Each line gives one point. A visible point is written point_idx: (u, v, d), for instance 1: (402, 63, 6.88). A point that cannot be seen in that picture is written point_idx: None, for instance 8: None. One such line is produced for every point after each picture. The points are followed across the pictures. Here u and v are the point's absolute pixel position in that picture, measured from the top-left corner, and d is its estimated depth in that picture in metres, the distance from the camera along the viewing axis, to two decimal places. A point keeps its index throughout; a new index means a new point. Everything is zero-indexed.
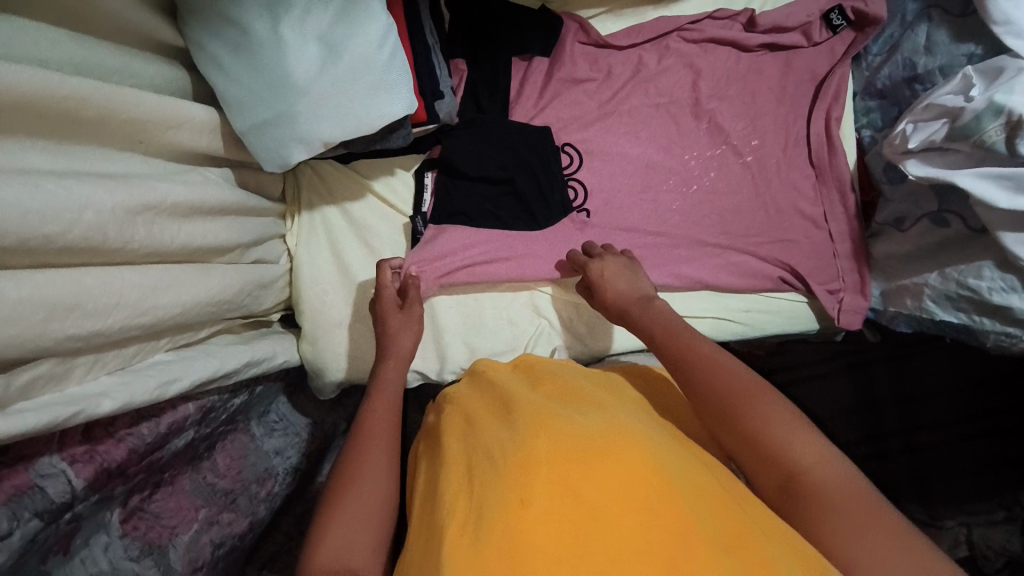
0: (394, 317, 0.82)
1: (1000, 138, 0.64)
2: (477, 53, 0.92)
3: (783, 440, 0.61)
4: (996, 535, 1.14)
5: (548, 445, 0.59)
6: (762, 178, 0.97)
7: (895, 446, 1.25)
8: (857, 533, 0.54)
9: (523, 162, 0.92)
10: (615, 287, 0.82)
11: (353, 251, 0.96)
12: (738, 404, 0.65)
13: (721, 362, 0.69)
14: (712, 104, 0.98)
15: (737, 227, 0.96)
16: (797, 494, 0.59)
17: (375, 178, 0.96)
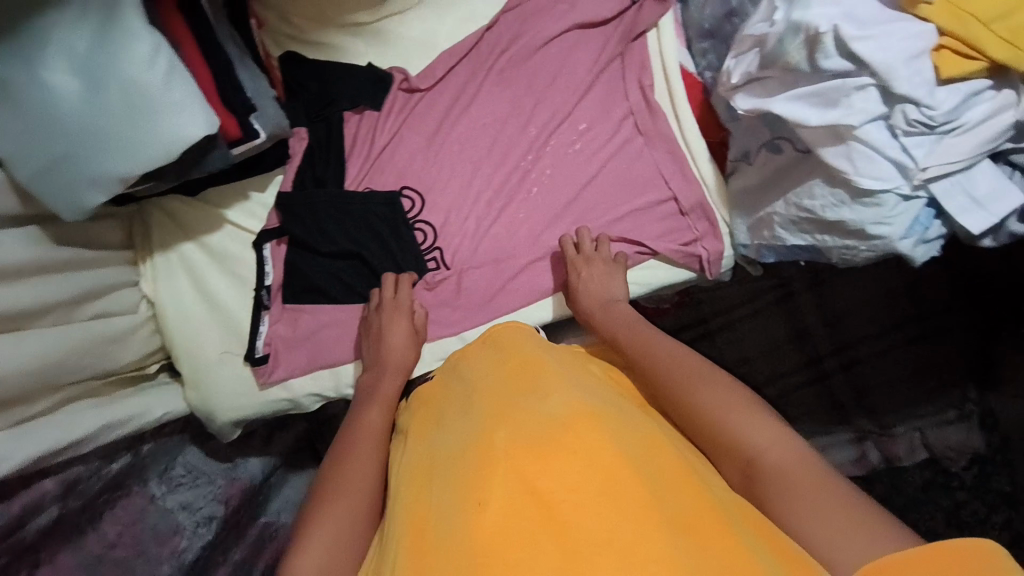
0: (403, 335, 0.88)
1: (801, 58, 0.63)
2: (309, 113, 0.92)
3: (742, 423, 0.64)
4: (952, 434, 1.15)
5: (510, 435, 0.58)
6: (599, 154, 0.96)
7: (832, 366, 1.21)
8: (818, 506, 0.55)
9: (368, 224, 0.94)
10: (589, 287, 0.88)
11: (218, 286, 0.92)
12: (698, 389, 0.69)
13: (684, 357, 0.73)
14: (552, 73, 0.96)
15: (588, 206, 0.96)
16: (760, 475, 0.61)
17: (229, 206, 0.92)
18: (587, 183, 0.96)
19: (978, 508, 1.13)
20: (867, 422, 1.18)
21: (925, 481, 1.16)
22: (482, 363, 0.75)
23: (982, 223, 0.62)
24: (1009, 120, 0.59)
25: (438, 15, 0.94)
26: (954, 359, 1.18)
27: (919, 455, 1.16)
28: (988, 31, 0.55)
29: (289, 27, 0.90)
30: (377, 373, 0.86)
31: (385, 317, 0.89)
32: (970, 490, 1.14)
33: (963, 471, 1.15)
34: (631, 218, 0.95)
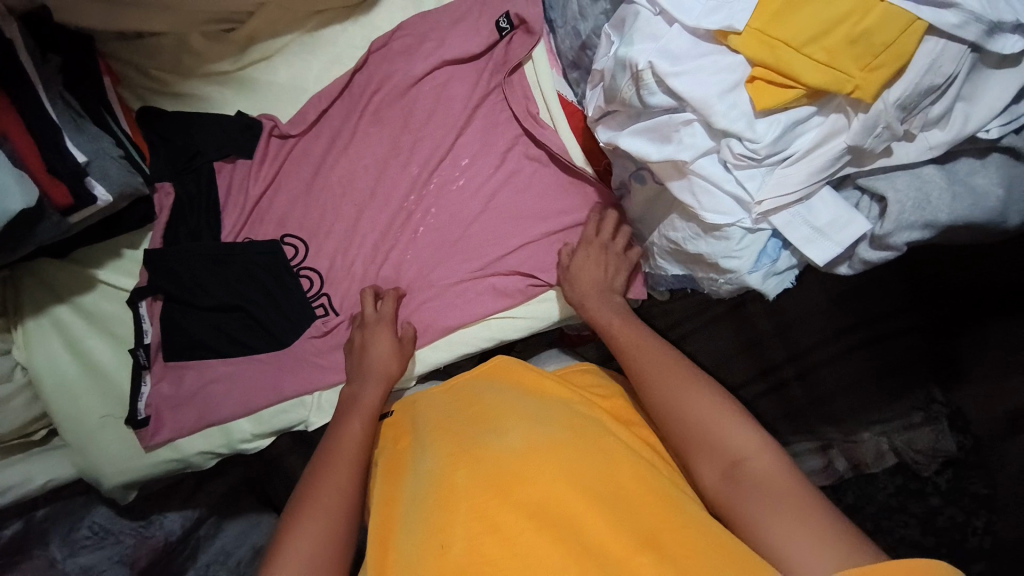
0: (388, 347, 0.85)
1: (632, 94, 0.61)
2: (176, 167, 0.90)
3: (714, 429, 0.62)
4: (919, 439, 0.96)
5: (463, 480, 0.61)
6: (488, 189, 0.93)
7: (789, 375, 1.07)
8: (786, 516, 0.54)
9: (249, 275, 0.91)
10: (584, 271, 0.81)
11: (94, 348, 0.89)
12: (673, 390, 0.66)
13: (659, 355, 0.70)
14: (429, 110, 0.94)
15: (480, 243, 0.92)
16: (740, 481, 0.58)
17: (101, 266, 0.90)
18: (473, 219, 0.93)
19: (954, 514, 0.95)
20: (831, 430, 1.04)
21: (896, 488, 0.99)
22: (454, 395, 0.77)
23: (826, 252, 0.59)
24: (839, 147, 0.55)
25: (308, 61, 0.93)
26: (917, 361, 1.00)
27: (887, 462, 0.99)
28: (801, 57, 0.52)
29: (149, 79, 0.90)
30: (359, 382, 0.83)
31: (366, 332, 0.87)
32: (944, 495, 0.96)
33: (935, 475, 0.96)
34: (523, 252, 0.92)
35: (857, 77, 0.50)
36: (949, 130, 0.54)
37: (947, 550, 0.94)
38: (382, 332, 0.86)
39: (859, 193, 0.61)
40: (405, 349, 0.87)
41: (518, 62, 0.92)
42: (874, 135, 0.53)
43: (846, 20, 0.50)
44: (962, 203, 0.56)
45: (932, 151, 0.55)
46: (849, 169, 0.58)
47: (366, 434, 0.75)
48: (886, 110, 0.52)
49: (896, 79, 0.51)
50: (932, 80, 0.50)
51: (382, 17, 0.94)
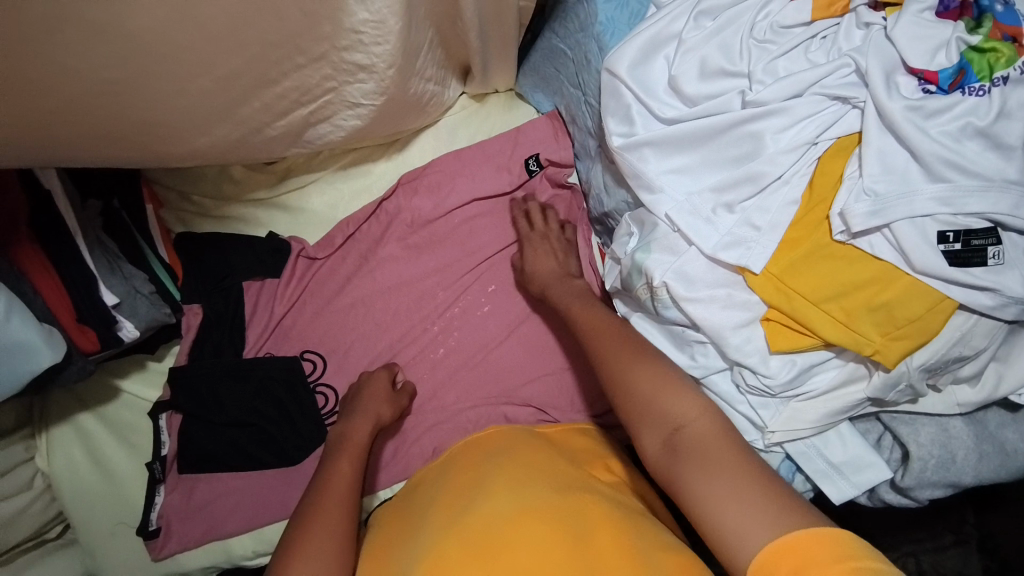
0: (384, 395, 0.86)
1: (646, 298, 0.59)
2: (205, 290, 0.92)
3: (644, 393, 0.56)
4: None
5: (450, 547, 0.60)
6: (507, 321, 0.94)
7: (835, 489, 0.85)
8: (730, 482, 0.48)
9: (265, 391, 0.92)
10: (535, 266, 0.84)
11: (113, 454, 0.92)
12: (614, 361, 0.59)
13: (599, 324, 0.64)
14: (454, 241, 0.95)
15: (497, 374, 0.93)
16: (679, 448, 0.52)
17: (126, 376, 0.93)
18: (491, 345, 0.94)
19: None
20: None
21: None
22: (453, 460, 0.77)
23: (843, 493, 0.56)
24: (858, 395, 0.53)
25: (341, 189, 0.95)
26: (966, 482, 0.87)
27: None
28: (818, 312, 0.50)
29: (191, 205, 0.94)
30: (346, 421, 0.83)
31: (365, 376, 0.89)
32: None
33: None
34: (536, 386, 0.92)
35: (878, 342, 0.48)
36: (980, 390, 0.51)
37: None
38: (382, 377, 0.88)
39: (879, 426, 0.57)
40: (402, 403, 0.88)
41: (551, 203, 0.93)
42: (895, 391, 0.50)
43: (868, 285, 0.48)
44: (988, 464, 0.53)
45: (960, 406, 0.52)
46: (870, 408, 0.54)
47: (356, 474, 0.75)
48: (910, 373, 0.49)
49: (922, 345, 0.48)
50: (960, 351, 0.48)
51: (415, 154, 0.95)
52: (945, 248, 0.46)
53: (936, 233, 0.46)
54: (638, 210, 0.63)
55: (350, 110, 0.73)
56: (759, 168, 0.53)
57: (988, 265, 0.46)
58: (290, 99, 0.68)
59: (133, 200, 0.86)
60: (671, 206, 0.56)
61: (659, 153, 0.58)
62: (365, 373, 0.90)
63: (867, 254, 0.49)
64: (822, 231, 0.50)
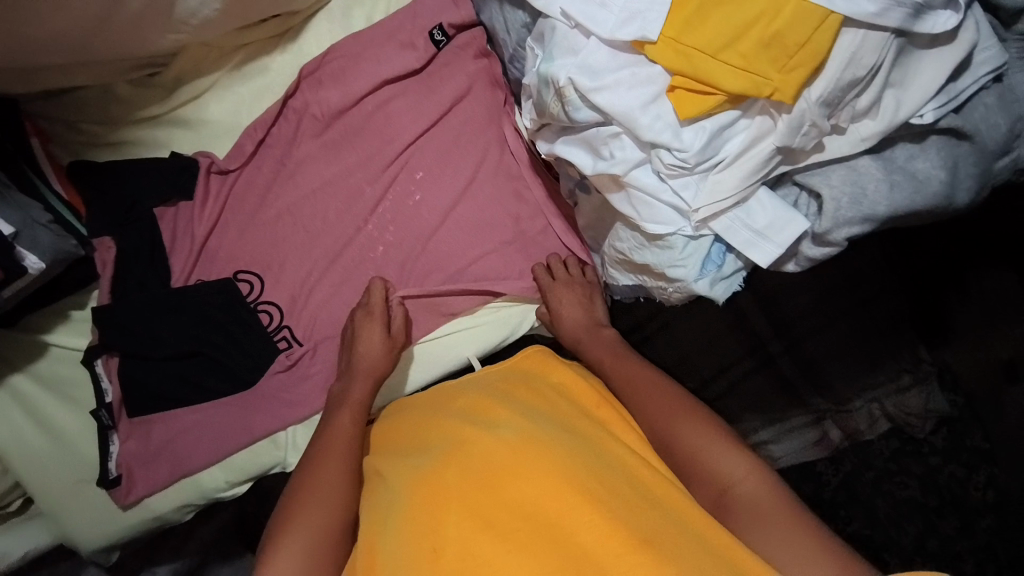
0: (378, 343, 0.81)
1: (560, 110, 0.59)
2: (115, 221, 0.86)
3: (698, 449, 0.64)
4: (911, 401, 0.93)
5: (458, 476, 0.61)
6: (445, 203, 0.89)
7: (777, 349, 0.94)
8: (777, 530, 0.55)
9: (204, 318, 0.87)
10: (563, 314, 0.83)
11: (57, 411, 0.87)
12: (665, 420, 0.67)
13: (645, 381, 0.72)
14: (373, 130, 0.90)
15: (445, 262, 0.89)
16: (730, 507, 0.60)
17: (53, 330, 0.87)
18: (426, 238, 0.89)
19: (955, 470, 1.01)
20: (821, 401, 0.94)
21: (892, 451, 1.02)
22: (456, 390, 0.75)
23: (769, 254, 0.58)
24: (769, 148, 0.54)
25: (239, 92, 0.90)
26: (902, 316, 0.93)
27: (882, 427, 0.95)
28: (717, 64, 0.50)
29: (80, 134, 0.87)
30: (346, 380, 0.80)
31: (357, 322, 0.83)
32: (943, 454, 1.01)
33: (932, 436, 1.01)
34: (486, 265, 0.89)
35: (776, 79, 0.49)
36: (881, 119, 0.53)
37: (950, 506, 1.01)
38: (377, 324, 0.82)
39: (797, 189, 0.60)
40: (398, 340, 0.83)
41: (465, 69, 0.90)
42: (800, 134, 0.51)
43: (759, 21, 0.49)
44: (901, 193, 0.54)
45: (866, 142, 0.54)
46: (783, 168, 0.57)
47: (358, 430, 0.73)
48: (809, 108, 0.50)
49: (816, 76, 0.50)
50: (854, 73, 0.49)
51: (311, 42, 0.90)
52: None
53: None
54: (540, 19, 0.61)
55: None
56: None
57: None
58: None
59: (13, 131, 0.79)
60: (565, 0, 0.56)
61: None
62: (357, 322, 0.83)
63: None
64: None
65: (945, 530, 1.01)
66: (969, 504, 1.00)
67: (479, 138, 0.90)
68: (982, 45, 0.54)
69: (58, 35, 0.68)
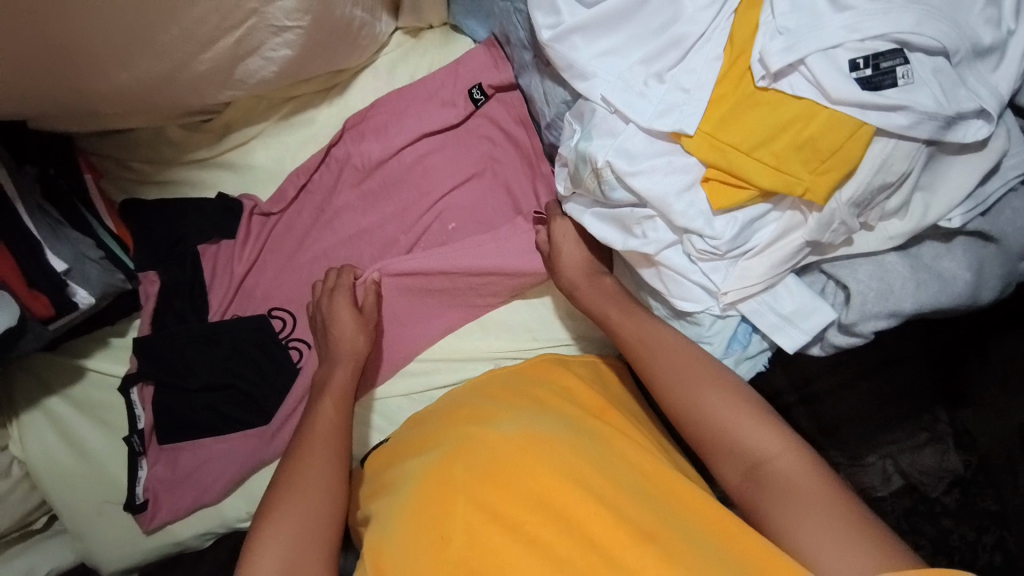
0: (351, 322, 0.82)
1: (594, 186, 0.61)
2: (159, 256, 0.90)
3: (724, 421, 0.59)
4: (925, 461, 0.97)
5: (463, 470, 0.62)
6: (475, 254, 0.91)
7: (792, 401, 0.97)
8: (806, 511, 0.53)
9: (237, 352, 0.89)
10: (563, 251, 0.72)
11: (88, 434, 0.90)
12: (693, 390, 0.61)
13: (660, 342, 0.64)
14: (408, 180, 0.93)
15: (470, 312, 0.90)
16: (763, 482, 0.56)
17: (91, 355, 0.91)
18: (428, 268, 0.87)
19: (966, 532, 0.97)
20: (835, 454, 0.98)
21: (905, 510, 0.98)
22: (468, 396, 0.75)
23: (795, 340, 0.59)
24: (798, 241, 0.56)
25: (285, 140, 0.94)
26: (922, 381, 0.97)
27: (896, 484, 0.98)
28: (750, 161, 0.52)
29: (130, 172, 0.92)
30: (328, 364, 0.80)
31: (328, 298, 0.84)
32: (954, 516, 0.97)
33: (943, 495, 0.98)
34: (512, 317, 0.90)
35: (807, 180, 0.51)
36: (909, 220, 0.54)
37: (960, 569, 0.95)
38: (349, 299, 0.83)
39: (824, 277, 0.60)
40: (369, 312, 0.84)
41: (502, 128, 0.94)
42: (829, 231, 0.53)
43: (792, 126, 0.51)
44: (926, 291, 0.56)
45: (893, 240, 0.56)
46: (811, 258, 0.59)
47: (342, 415, 0.74)
48: (839, 208, 0.52)
49: (848, 178, 0.51)
50: (883, 179, 0.51)
51: (357, 97, 0.95)
52: (857, 76, 0.49)
53: (848, 61, 0.49)
54: (580, 100, 0.64)
55: (278, 37, 0.74)
56: (681, 30, 0.55)
57: (898, 86, 0.49)
58: (211, 24, 0.68)
59: (69, 169, 0.84)
60: (606, 88, 0.58)
61: (588, 39, 0.59)
62: (326, 296, 0.84)
63: (788, 96, 0.51)
64: (746, 82, 0.53)
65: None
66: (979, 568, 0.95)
67: (512, 193, 0.92)
68: (1013, 151, 0.55)
69: (126, 92, 0.73)
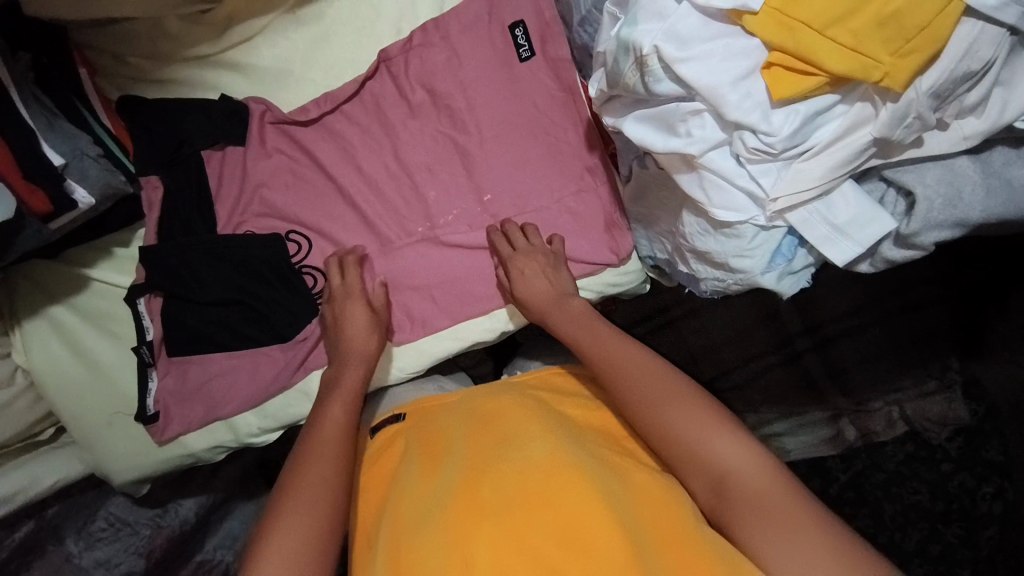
0: (363, 332, 0.79)
1: (636, 80, 0.55)
2: (163, 160, 0.85)
3: (693, 439, 0.57)
4: (933, 408, 0.93)
5: (490, 490, 0.55)
6: (497, 167, 0.85)
7: (802, 346, 1.00)
8: (779, 527, 0.51)
9: (246, 266, 0.85)
10: (525, 284, 0.77)
11: (94, 345, 0.87)
12: (658, 406, 0.59)
13: (626, 355, 0.65)
14: (424, 86, 0.86)
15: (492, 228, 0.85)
16: (729, 497, 0.54)
17: (93, 265, 0.88)
18: (478, 246, 0.85)
19: (965, 480, 0.95)
20: (843, 400, 0.97)
21: (905, 455, 0.98)
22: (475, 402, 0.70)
23: (844, 252, 0.55)
24: (864, 139, 0.50)
25: (295, 37, 0.88)
26: (940, 329, 0.95)
27: (899, 430, 0.96)
28: (823, 40, 0.47)
29: (127, 68, 0.86)
30: (337, 365, 0.78)
31: (338, 308, 0.80)
32: (955, 463, 0.96)
33: (947, 443, 0.96)
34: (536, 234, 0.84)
35: (887, 63, 0.46)
36: (986, 118, 0.49)
37: (956, 514, 0.95)
38: (361, 312, 0.80)
39: (884, 185, 0.56)
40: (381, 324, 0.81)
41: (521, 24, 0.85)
42: (902, 126, 0.48)
43: None
44: (996, 200, 0.51)
45: (967, 141, 0.50)
46: (874, 162, 0.54)
47: None
48: (918, 98, 0.47)
49: (930, 66, 0.47)
50: (968, 66, 0.46)
51: None
52: None
53: None
54: None
55: None
56: None
57: None
58: None
59: (63, 61, 0.78)
60: None
61: None
62: (338, 310, 0.80)
63: None
64: None
65: (947, 537, 0.96)
66: (976, 514, 0.95)
67: (538, 103, 0.85)
68: None
69: None
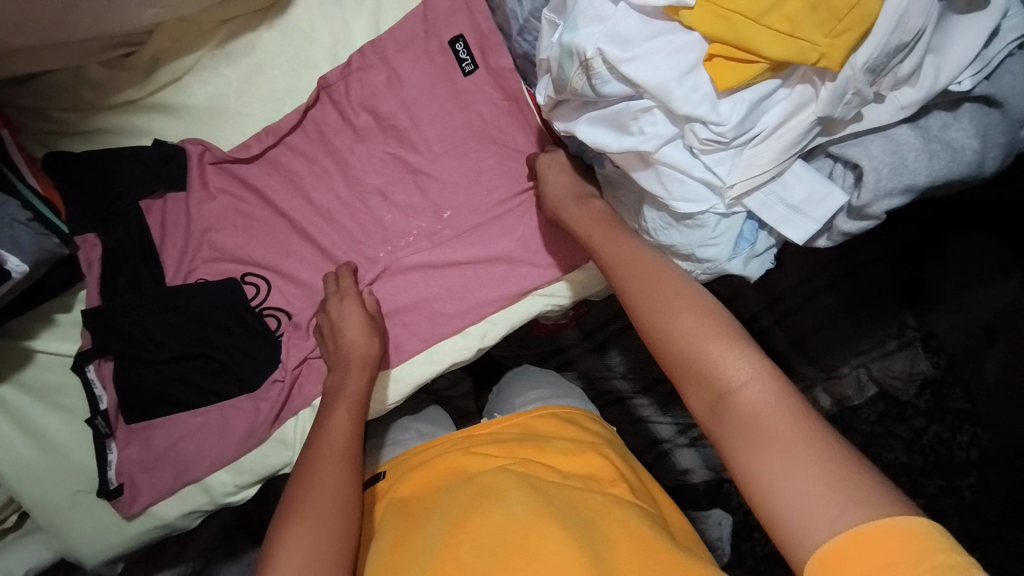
0: (361, 329, 0.77)
1: (582, 83, 0.55)
2: (99, 215, 0.81)
3: (697, 353, 0.52)
4: (895, 366, 0.97)
5: (471, 551, 0.54)
6: (452, 183, 0.84)
7: (767, 321, 0.99)
8: (781, 455, 0.45)
9: (201, 317, 0.81)
10: (551, 184, 0.76)
11: (45, 422, 0.82)
12: (665, 317, 0.56)
13: (637, 261, 0.62)
14: (369, 110, 0.85)
15: (455, 245, 0.84)
16: (728, 415, 0.49)
17: (35, 336, 0.82)
18: (438, 263, 0.83)
19: (940, 431, 0.98)
20: (811, 369, 0.99)
21: (879, 415, 1.00)
22: (456, 453, 0.68)
23: (805, 230, 0.56)
24: (809, 119, 0.52)
25: (228, 73, 0.85)
26: (884, 286, 0.96)
27: (870, 392, 0.99)
28: (760, 29, 0.48)
29: (52, 123, 0.81)
30: (343, 371, 0.76)
31: (335, 310, 0.79)
32: (927, 416, 0.98)
33: (916, 398, 0.99)
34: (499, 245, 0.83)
35: (823, 45, 0.48)
36: (921, 86, 0.51)
37: (935, 466, 0.98)
38: (360, 315, 0.78)
39: (831, 161, 0.58)
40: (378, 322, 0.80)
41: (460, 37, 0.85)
42: (842, 104, 0.50)
43: None
44: (939, 162, 0.53)
45: (905, 110, 0.52)
46: (821, 140, 0.56)
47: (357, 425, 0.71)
48: (854, 75, 0.49)
49: (862, 43, 0.48)
50: (900, 38, 0.48)
51: (301, 16, 0.85)
52: None
53: None
54: None
55: None
56: None
57: None
58: None
59: None
60: None
61: None
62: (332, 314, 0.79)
63: None
64: None
65: (930, 488, 0.98)
66: (954, 464, 0.98)
67: (485, 114, 0.85)
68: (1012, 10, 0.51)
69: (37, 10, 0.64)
